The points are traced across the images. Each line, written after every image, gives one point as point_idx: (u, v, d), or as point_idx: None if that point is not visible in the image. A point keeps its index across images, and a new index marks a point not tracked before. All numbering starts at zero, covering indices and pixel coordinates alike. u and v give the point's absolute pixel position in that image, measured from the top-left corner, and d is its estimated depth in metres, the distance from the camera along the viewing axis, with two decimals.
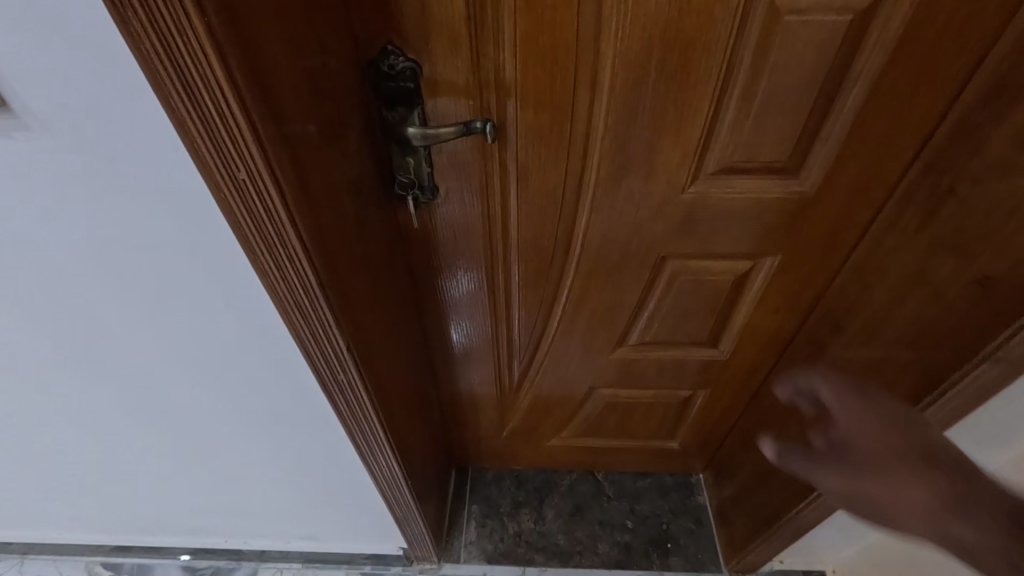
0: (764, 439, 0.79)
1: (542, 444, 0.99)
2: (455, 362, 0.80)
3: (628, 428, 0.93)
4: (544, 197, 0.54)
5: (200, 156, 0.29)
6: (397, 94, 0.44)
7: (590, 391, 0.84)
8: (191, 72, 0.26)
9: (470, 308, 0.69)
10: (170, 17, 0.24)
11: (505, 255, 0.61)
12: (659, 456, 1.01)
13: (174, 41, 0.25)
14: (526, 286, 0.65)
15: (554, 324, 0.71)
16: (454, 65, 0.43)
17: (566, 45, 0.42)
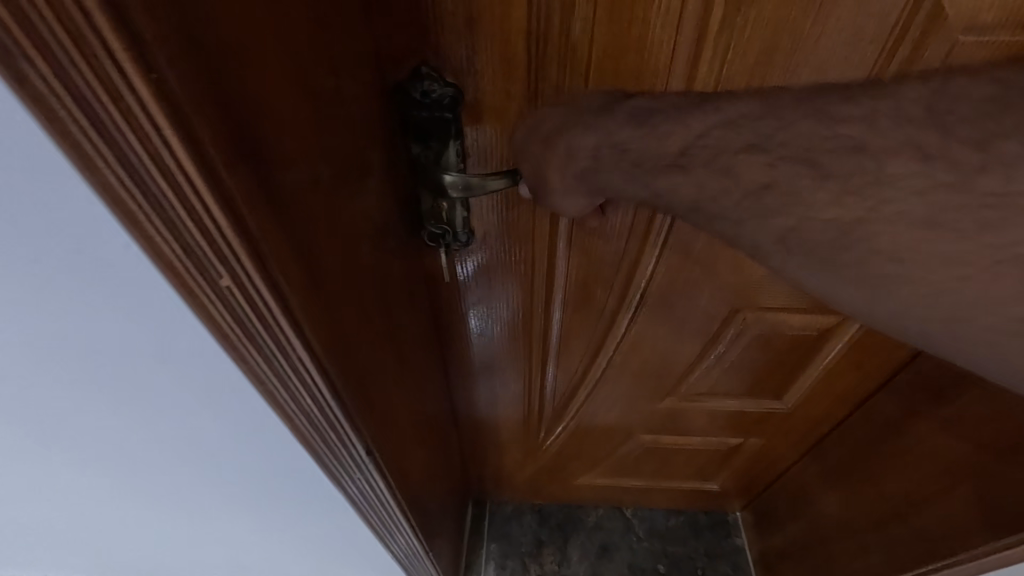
0: (826, 495, 0.71)
1: (569, 482, 0.91)
2: (480, 403, 0.71)
3: (665, 470, 0.85)
4: (600, 240, 0.45)
5: (163, 264, 0.19)
6: (431, 128, 0.35)
7: (629, 436, 0.76)
8: (141, 150, 0.16)
9: (501, 353, 0.61)
10: (90, 72, 0.14)
11: (548, 302, 0.52)
12: (695, 496, 0.93)
13: (106, 104, 0.15)
14: (570, 333, 0.56)
15: (596, 369, 0.62)
16: (506, 89, 0.34)
17: (655, 67, 0.32)
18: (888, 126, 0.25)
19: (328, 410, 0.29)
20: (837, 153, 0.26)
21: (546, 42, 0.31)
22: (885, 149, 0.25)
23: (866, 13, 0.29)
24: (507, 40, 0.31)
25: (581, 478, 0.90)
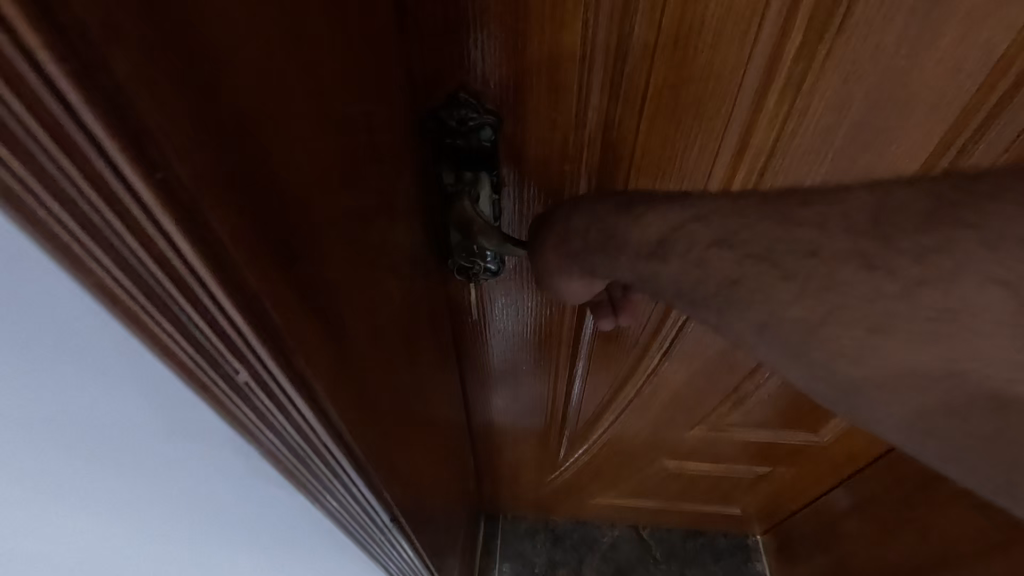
0: (860, 528, 0.68)
1: (585, 502, 0.88)
2: (497, 427, 0.68)
3: (686, 494, 0.82)
4: None
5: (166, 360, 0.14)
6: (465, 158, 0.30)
7: (652, 461, 0.73)
8: (134, 244, 0.12)
9: (523, 381, 0.57)
10: (69, 161, 0.10)
11: (577, 332, 0.49)
12: (715, 519, 0.90)
13: (88, 193, 0.11)
14: (598, 361, 0.53)
15: (622, 398, 0.59)
16: (552, 117, 0.29)
17: (720, 97, 0.27)
18: (839, 226, 0.23)
19: (360, 494, 0.25)
20: (794, 253, 0.24)
21: (587, 115, 0.29)
22: (839, 250, 0.23)
23: (976, 41, 0.24)
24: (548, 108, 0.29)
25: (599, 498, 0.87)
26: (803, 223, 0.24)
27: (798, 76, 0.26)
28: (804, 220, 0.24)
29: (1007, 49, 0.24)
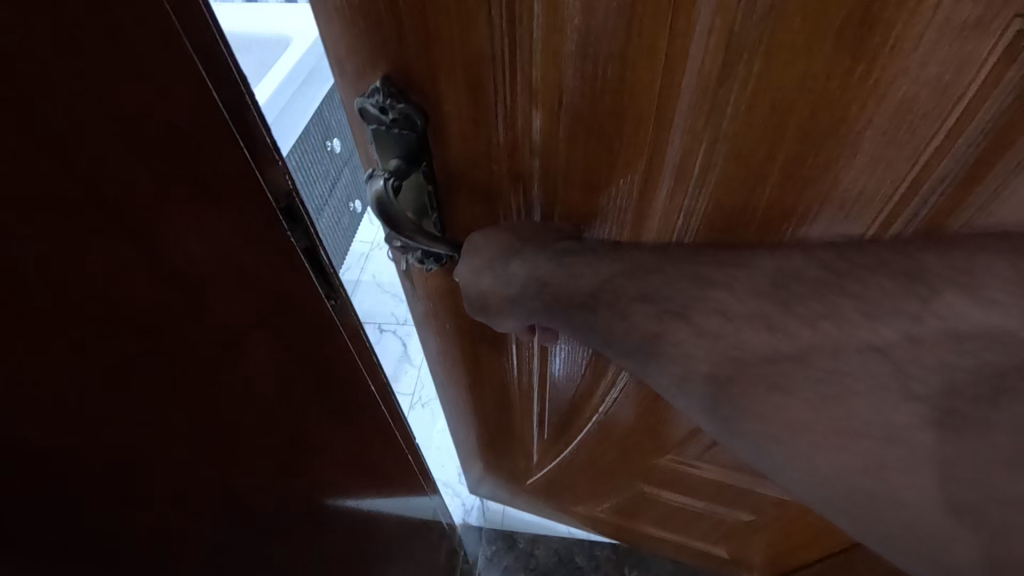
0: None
1: (567, 507, 0.93)
2: (483, 428, 0.73)
3: (671, 523, 0.85)
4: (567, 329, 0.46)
5: None
6: (392, 145, 0.32)
7: (630, 483, 0.75)
8: None
9: (493, 395, 0.62)
10: None
11: (540, 361, 0.53)
12: (701, 552, 0.92)
13: None
14: (570, 389, 0.57)
15: (585, 419, 0.63)
16: (473, 125, 0.31)
17: (640, 109, 0.29)
18: (743, 292, 0.27)
19: None
20: (702, 310, 0.28)
21: (515, 137, 0.31)
22: (743, 311, 0.27)
23: (901, 76, 0.23)
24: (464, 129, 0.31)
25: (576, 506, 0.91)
26: (717, 282, 0.28)
27: (736, 105, 0.27)
28: (714, 283, 0.28)
29: (948, 83, 0.23)
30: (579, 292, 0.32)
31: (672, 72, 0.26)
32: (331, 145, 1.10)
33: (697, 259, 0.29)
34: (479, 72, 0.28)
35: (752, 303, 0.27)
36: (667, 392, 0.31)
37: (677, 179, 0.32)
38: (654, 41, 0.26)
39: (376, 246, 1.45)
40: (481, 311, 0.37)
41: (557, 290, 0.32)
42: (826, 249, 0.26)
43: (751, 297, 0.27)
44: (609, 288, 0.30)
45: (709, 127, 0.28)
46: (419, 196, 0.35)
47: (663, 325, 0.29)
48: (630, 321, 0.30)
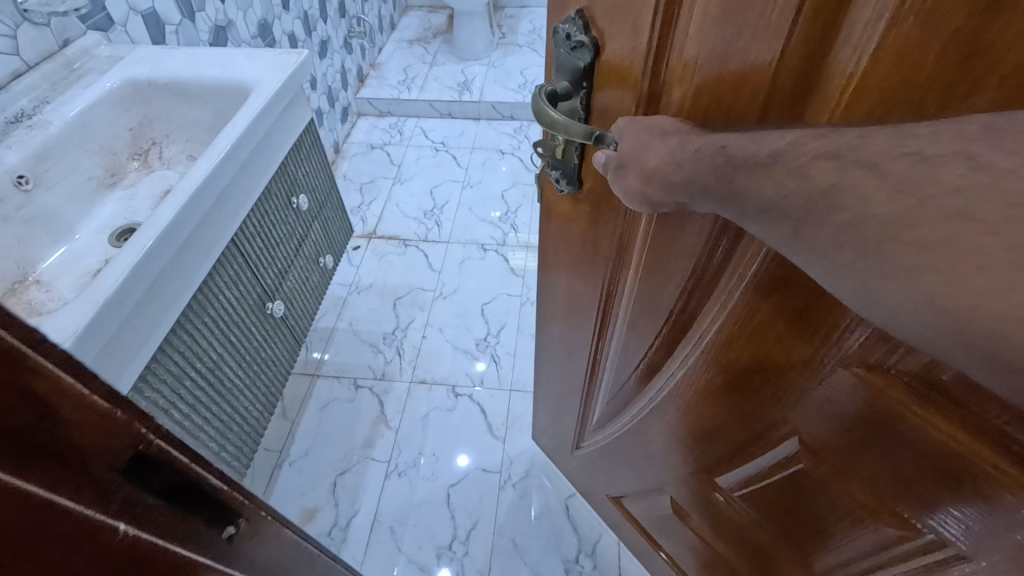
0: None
1: (618, 450, 1.16)
2: (595, 353, 0.98)
3: (692, 504, 1.02)
4: (665, 277, 0.67)
5: None
6: (570, 65, 0.59)
7: (667, 443, 0.96)
8: None
9: (617, 322, 0.85)
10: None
11: (650, 304, 0.73)
12: (709, 545, 1.07)
13: None
14: (657, 334, 0.77)
15: (664, 364, 0.81)
16: (631, 61, 0.53)
17: (749, 26, 0.43)
18: (900, 136, 0.34)
19: None
20: (858, 161, 0.35)
21: (663, 58, 0.51)
22: (896, 162, 0.34)
23: None
24: (616, 57, 0.55)
25: (642, 453, 1.07)
26: (874, 134, 0.36)
27: (857, 59, 0.38)
28: (871, 135, 0.36)
29: None
30: (761, 157, 0.41)
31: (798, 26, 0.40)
32: (298, 201, 1.48)
33: (841, 132, 0.38)
34: (643, 14, 0.50)
35: (900, 150, 0.34)
36: (808, 250, 0.40)
37: (781, 109, 0.44)
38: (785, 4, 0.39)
39: (351, 291, 2.31)
40: (643, 202, 0.55)
41: (707, 165, 0.46)
42: (969, 126, 0.32)
43: (900, 145, 0.34)
44: (791, 147, 0.40)
45: (804, 39, 0.40)
46: (576, 102, 0.61)
47: (837, 177, 0.36)
48: (807, 175, 0.38)
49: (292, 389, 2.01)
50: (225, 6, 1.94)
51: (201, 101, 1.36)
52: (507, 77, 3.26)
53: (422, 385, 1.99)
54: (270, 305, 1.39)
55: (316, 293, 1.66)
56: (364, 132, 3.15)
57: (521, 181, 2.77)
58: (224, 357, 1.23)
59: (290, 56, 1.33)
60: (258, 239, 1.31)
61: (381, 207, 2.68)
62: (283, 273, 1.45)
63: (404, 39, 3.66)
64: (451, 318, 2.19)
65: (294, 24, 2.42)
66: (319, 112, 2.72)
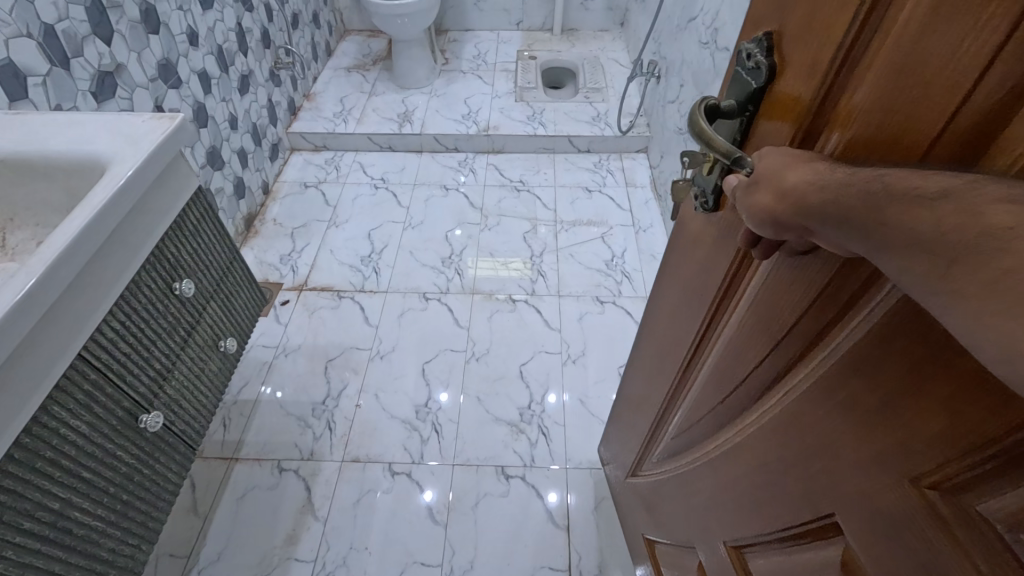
0: None
1: (668, 483, 1.09)
2: (689, 374, 0.92)
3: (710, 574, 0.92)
4: (780, 319, 0.60)
5: None
6: (742, 82, 0.55)
7: (712, 501, 0.87)
8: None
9: (719, 350, 0.78)
10: None
11: (758, 345, 0.66)
12: None
13: None
14: (753, 379, 0.69)
15: (744, 416, 0.72)
16: (802, 90, 0.47)
17: (946, 62, 0.34)
18: None
19: None
20: None
21: (834, 89, 0.44)
22: None
23: None
24: (790, 83, 0.49)
25: (689, 497, 0.99)
26: None
27: None
28: None
29: None
30: (922, 192, 0.34)
31: (1000, 65, 0.32)
32: (180, 287, 1.22)
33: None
34: (828, 36, 0.43)
35: None
36: (956, 291, 0.32)
37: (944, 161, 0.36)
38: (982, 45, 0.32)
39: (278, 353, 2.09)
40: (768, 224, 0.48)
41: (858, 193, 0.38)
42: None
43: None
44: (967, 187, 0.32)
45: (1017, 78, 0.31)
46: (736, 123, 0.57)
47: (1016, 219, 0.30)
48: (979, 217, 0.31)
49: (202, 478, 1.74)
50: (113, 47, 1.73)
51: (47, 177, 1.11)
52: (451, 108, 3.16)
53: (354, 464, 1.78)
54: (144, 418, 1.11)
55: (215, 383, 1.39)
56: (297, 168, 2.96)
57: (466, 219, 2.65)
58: (73, 499, 0.95)
59: (162, 122, 1.15)
60: (122, 342, 1.06)
61: (314, 252, 2.50)
62: (165, 373, 1.19)
63: (341, 66, 3.52)
64: (392, 380, 2.00)
65: (205, 61, 2.22)
66: (240, 154, 2.52)
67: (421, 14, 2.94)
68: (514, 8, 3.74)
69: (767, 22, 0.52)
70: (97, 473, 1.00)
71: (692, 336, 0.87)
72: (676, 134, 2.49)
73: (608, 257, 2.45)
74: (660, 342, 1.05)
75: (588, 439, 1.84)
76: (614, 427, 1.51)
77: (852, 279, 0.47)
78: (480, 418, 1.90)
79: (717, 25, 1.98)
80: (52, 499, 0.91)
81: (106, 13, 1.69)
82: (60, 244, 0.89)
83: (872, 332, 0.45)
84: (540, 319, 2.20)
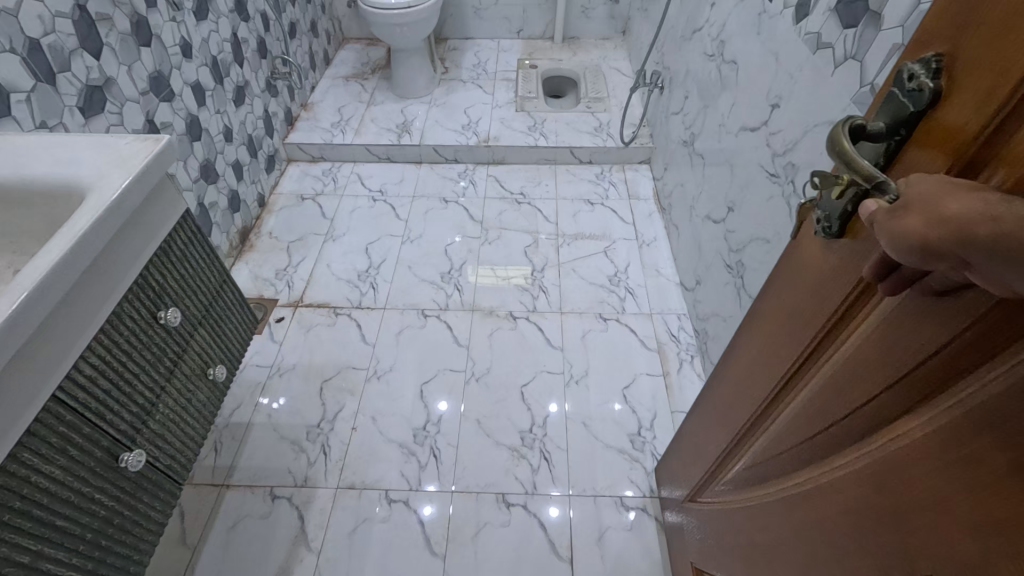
0: None
1: (732, 514, 1.09)
2: (774, 406, 0.92)
3: None
4: (894, 363, 0.61)
5: None
6: (896, 104, 0.56)
7: (783, 537, 0.87)
8: None
9: (812, 386, 0.79)
10: None
11: (861, 385, 0.67)
12: None
13: None
14: (850, 419, 0.69)
15: (835, 455, 0.73)
16: (966, 122, 0.49)
17: None
18: None
19: None
20: None
21: (1000, 124, 0.46)
22: None
23: None
24: (953, 111, 0.50)
25: (753, 530, 0.99)
26: None
27: None
28: None
29: None
30: None
31: None
32: (165, 316, 1.16)
33: None
34: (1006, 72, 0.45)
35: None
36: None
37: None
38: None
39: (273, 373, 2.03)
40: (917, 252, 0.48)
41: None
42: None
43: None
44: None
45: None
46: (882, 146, 0.58)
47: None
48: None
49: (194, 506, 1.68)
50: (102, 61, 1.68)
51: (25, 205, 1.05)
52: (450, 118, 3.11)
53: (351, 491, 1.72)
54: (124, 457, 1.05)
55: (204, 413, 1.33)
56: (293, 180, 2.91)
57: (466, 233, 2.59)
58: (45, 549, 0.89)
59: (146, 144, 1.09)
60: (101, 378, 1.00)
61: (309, 267, 2.44)
62: (148, 407, 1.13)
63: (339, 75, 3.47)
64: (389, 402, 1.94)
65: (198, 73, 2.17)
66: (235, 166, 2.47)
67: (419, 24, 2.89)
68: (514, 17, 3.69)
69: (937, 43, 0.52)
70: (73, 518, 0.94)
71: (786, 369, 0.87)
72: (681, 146, 2.44)
73: (612, 272, 2.40)
74: (743, 371, 1.05)
75: (591, 465, 1.78)
76: (673, 456, 1.55)
77: (1004, 334, 0.47)
78: (480, 442, 1.84)
79: (723, 37, 1.93)
80: (25, 548, 0.86)
81: (94, 26, 1.64)
82: (33, 277, 0.83)
83: (1013, 386, 0.46)
84: (542, 337, 2.15)
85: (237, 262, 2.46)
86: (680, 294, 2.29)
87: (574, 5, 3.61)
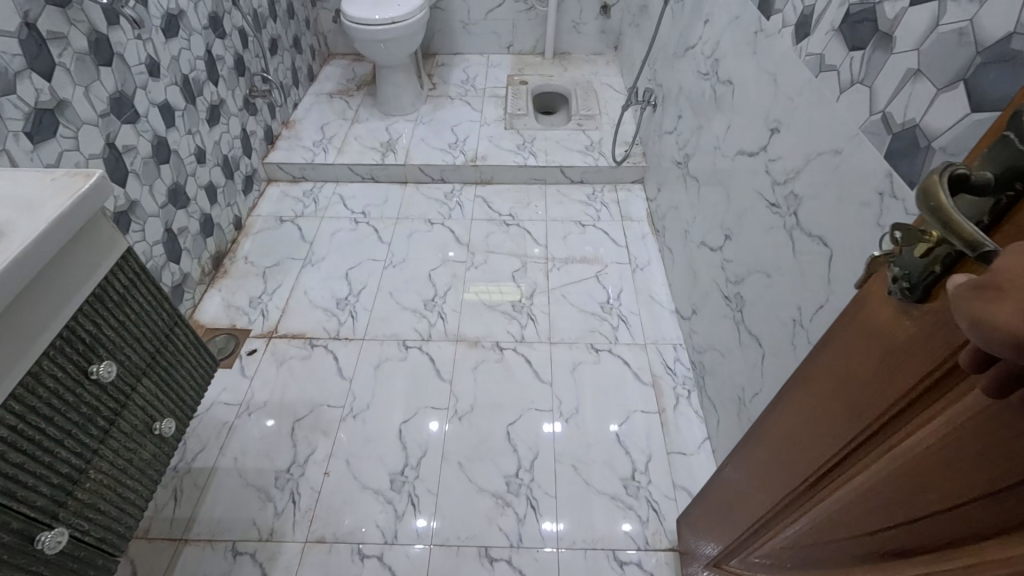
0: None
1: None
2: (816, 484, 0.81)
3: None
4: (984, 470, 0.50)
5: None
6: (1011, 152, 0.47)
7: None
8: None
9: (868, 473, 0.68)
10: None
11: (936, 487, 0.56)
12: None
13: None
14: (920, 526, 0.58)
15: (897, 564, 0.61)
16: None
17: None
18: None
19: None
20: None
21: None
22: None
23: None
24: None
25: None
26: None
27: None
28: None
29: None
30: None
31: None
32: (96, 371, 1.02)
33: None
34: None
35: None
36: None
37: None
38: None
39: (242, 412, 1.89)
40: (1001, 349, 0.38)
41: None
42: None
43: None
44: None
45: None
46: (985, 201, 0.49)
47: None
48: None
49: (148, 563, 1.54)
50: (54, 82, 1.57)
51: None
52: (436, 136, 3.01)
53: (320, 545, 1.58)
54: (42, 537, 0.92)
55: (146, 472, 1.20)
56: (272, 201, 2.80)
57: (451, 257, 2.48)
58: None
59: (74, 180, 0.98)
60: (10, 450, 0.86)
61: (286, 294, 2.32)
62: (77, 475, 1.00)
63: (323, 92, 3.38)
64: (365, 443, 1.81)
65: (167, 93, 2.06)
66: (208, 189, 2.36)
67: (403, 40, 2.80)
68: (503, 32, 3.62)
69: None
70: None
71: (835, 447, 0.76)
72: (674, 166, 2.34)
73: (604, 298, 2.28)
74: (779, 438, 0.94)
75: (581, 515, 1.64)
76: (696, 506, 1.42)
77: None
78: (461, 488, 1.71)
79: (717, 56, 1.84)
80: None
81: (45, 45, 1.53)
82: None
83: None
84: (529, 370, 2.02)
85: (209, 289, 2.34)
86: (676, 322, 2.18)
87: (565, 21, 3.54)
